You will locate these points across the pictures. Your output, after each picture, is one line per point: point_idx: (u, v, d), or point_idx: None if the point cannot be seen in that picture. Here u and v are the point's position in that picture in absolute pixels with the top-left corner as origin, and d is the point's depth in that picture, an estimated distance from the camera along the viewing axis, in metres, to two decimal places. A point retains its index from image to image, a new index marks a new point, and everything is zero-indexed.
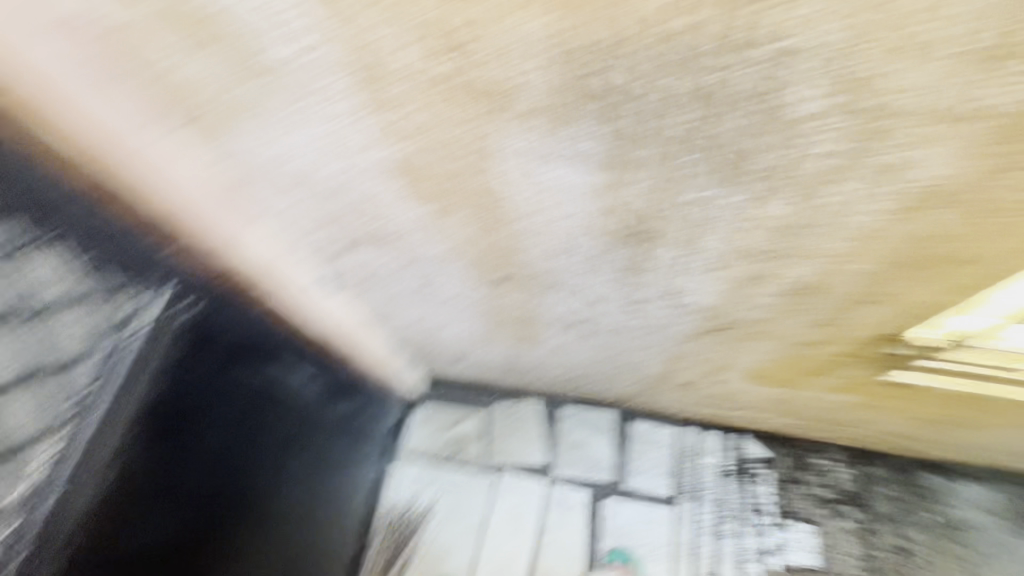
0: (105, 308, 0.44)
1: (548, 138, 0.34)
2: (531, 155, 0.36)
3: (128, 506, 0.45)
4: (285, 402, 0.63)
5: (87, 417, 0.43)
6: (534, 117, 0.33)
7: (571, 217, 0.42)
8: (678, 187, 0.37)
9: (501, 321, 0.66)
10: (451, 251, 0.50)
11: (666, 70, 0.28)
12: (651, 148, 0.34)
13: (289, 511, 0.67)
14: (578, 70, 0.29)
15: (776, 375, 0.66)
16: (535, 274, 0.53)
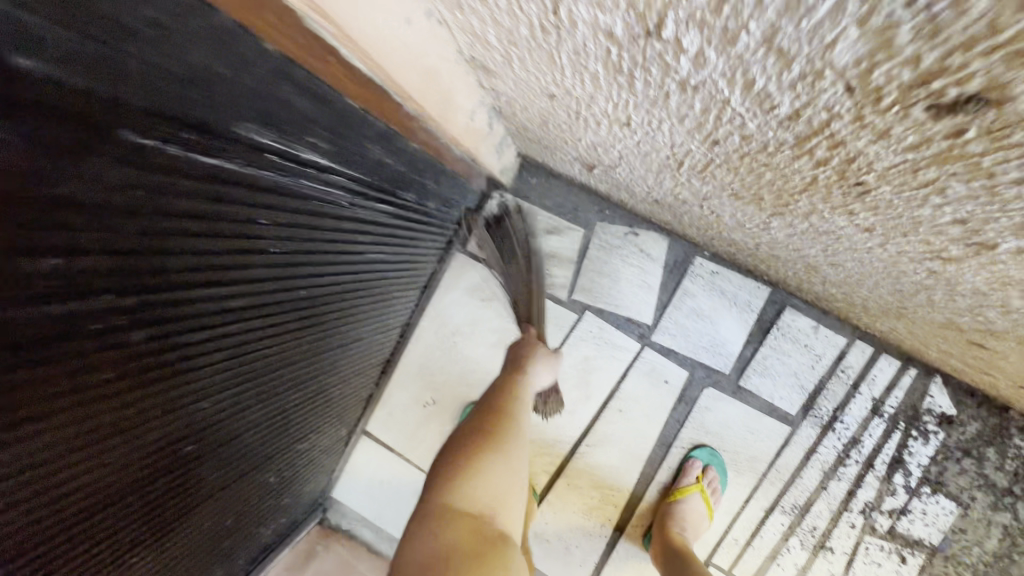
0: (339, 262, 0.73)
1: (715, 143, 0.47)
2: (707, 128, 0.45)
3: (266, 343, 0.66)
4: (361, 223, 0.73)
5: (307, 266, 0.65)
6: (708, 104, 0.40)
7: (687, 129, 0.47)
8: (826, 184, 0.43)
9: (698, 164, 0.57)
10: (641, 77, 0.41)
11: (822, 188, 0.45)
12: (795, 178, 0.45)
13: (333, 341, 0.88)
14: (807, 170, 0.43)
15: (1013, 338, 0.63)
16: (773, 164, 0.46)
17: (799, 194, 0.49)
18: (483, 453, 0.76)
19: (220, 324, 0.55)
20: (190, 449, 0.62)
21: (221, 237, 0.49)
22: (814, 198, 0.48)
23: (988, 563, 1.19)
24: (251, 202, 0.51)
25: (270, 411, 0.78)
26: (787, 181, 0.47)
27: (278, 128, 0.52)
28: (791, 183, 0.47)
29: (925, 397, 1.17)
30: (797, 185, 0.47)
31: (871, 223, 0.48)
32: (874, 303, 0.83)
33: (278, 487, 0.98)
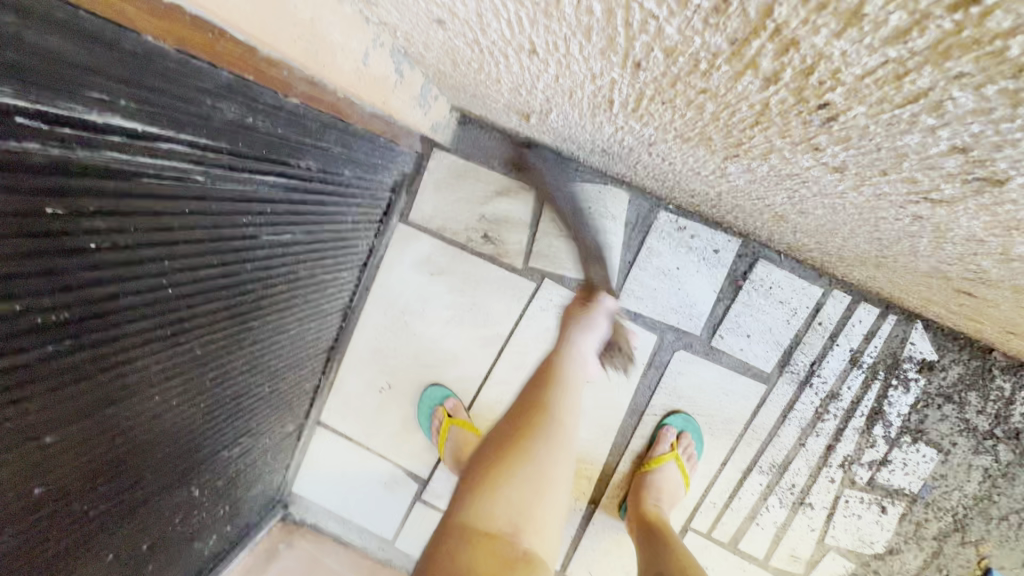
0: (226, 245, 0.60)
1: (635, 64, 0.36)
2: (620, 42, 0.33)
3: (138, 348, 0.54)
4: (249, 197, 0.61)
5: (174, 254, 0.53)
6: (608, 1, 0.28)
7: (598, 47, 0.35)
8: (777, 105, 0.32)
9: (625, 99, 0.46)
10: None
11: (770, 114, 0.34)
12: (738, 103, 0.34)
13: (244, 332, 0.75)
14: (748, 93, 0.32)
15: (996, 286, 0.55)
16: (707, 89, 0.34)
17: (749, 125, 0.38)
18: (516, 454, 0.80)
19: (39, 344, 0.42)
20: (48, 489, 0.51)
21: (2, 238, 0.35)
22: (764, 129, 0.37)
23: (968, 507, 1.16)
24: (35, 187, 0.36)
25: (168, 418, 0.66)
26: (731, 109, 0.36)
27: (65, 90, 0.36)
28: (736, 112, 0.36)
29: (906, 344, 1.11)
30: (741, 112, 0.36)
31: (836, 160, 0.37)
32: (850, 252, 0.73)
33: (210, 498, 0.89)
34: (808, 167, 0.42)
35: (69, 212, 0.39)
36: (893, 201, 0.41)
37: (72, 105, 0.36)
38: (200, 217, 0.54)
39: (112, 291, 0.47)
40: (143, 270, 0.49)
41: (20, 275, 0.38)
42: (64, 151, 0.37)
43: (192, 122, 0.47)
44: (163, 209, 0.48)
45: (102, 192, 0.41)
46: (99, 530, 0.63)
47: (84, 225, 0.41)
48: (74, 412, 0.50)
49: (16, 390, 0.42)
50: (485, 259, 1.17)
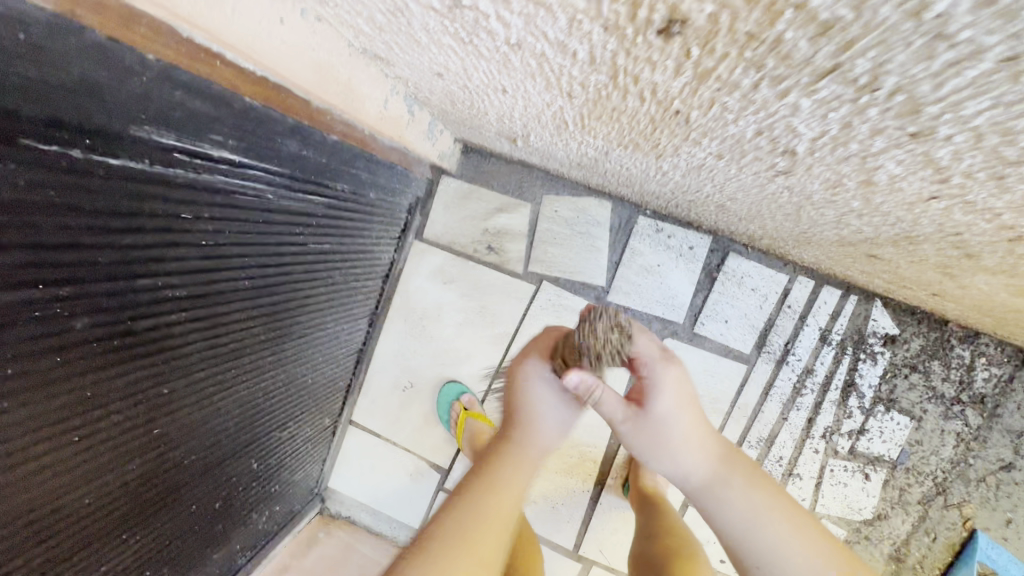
0: (281, 248, 0.79)
1: (566, 95, 0.54)
2: (552, 82, 0.51)
3: (219, 325, 0.72)
4: (301, 211, 0.80)
5: (249, 252, 0.71)
6: (535, 60, 0.46)
7: (540, 86, 0.54)
8: (653, 115, 0.49)
9: (572, 119, 0.64)
10: (482, 45, 0.47)
11: (654, 121, 0.51)
12: (634, 115, 0.52)
13: (291, 325, 0.92)
14: (634, 108, 0.50)
15: (881, 245, 0.70)
16: (613, 108, 0.52)
17: (649, 129, 0.55)
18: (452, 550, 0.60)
19: (163, 311, 0.60)
20: (156, 434, 0.67)
21: (155, 233, 0.54)
22: (658, 131, 0.55)
23: (947, 470, 1.26)
24: (176, 198, 0.55)
25: (234, 392, 0.83)
26: (633, 120, 0.54)
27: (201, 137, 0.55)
28: (637, 121, 0.54)
29: (868, 320, 1.24)
30: (639, 121, 0.53)
31: (709, 149, 0.54)
32: (785, 232, 0.89)
33: (263, 475, 1.04)
34: (701, 156, 0.59)
35: (192, 214, 0.58)
36: (762, 177, 0.58)
37: (203, 146, 0.56)
38: (267, 224, 0.72)
39: (210, 276, 0.65)
40: (229, 263, 0.68)
41: (163, 258, 0.56)
42: (194, 174, 0.56)
43: (269, 155, 0.66)
44: (245, 217, 0.67)
45: (212, 203, 0.60)
46: (188, 480, 0.80)
47: (198, 225, 0.59)
48: (180, 370, 0.67)
49: (151, 345, 0.60)
50: (490, 267, 1.35)
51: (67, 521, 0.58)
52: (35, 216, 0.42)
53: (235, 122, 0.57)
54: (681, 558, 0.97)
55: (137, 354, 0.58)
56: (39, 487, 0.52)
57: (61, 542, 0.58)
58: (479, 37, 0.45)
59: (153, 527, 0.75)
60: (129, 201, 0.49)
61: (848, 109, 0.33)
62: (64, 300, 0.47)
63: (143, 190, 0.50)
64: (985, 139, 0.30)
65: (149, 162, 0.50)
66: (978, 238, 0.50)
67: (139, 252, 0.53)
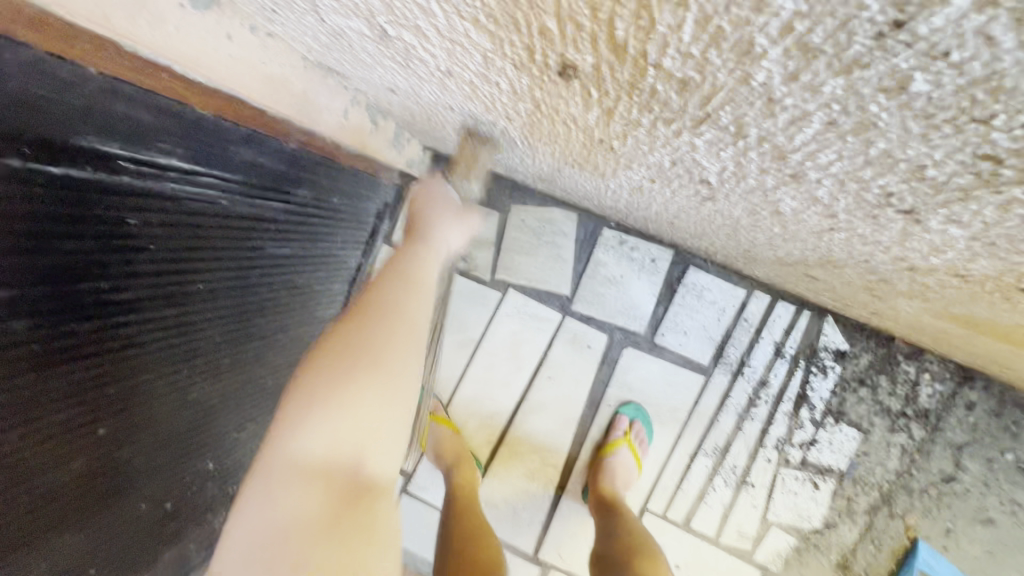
0: (238, 253, 0.80)
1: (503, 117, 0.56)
2: (488, 106, 0.53)
3: (173, 326, 0.73)
4: (259, 216, 0.81)
5: (203, 256, 0.72)
6: (469, 87, 0.48)
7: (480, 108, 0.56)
8: (583, 140, 0.52)
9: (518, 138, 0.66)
10: (420, 70, 0.50)
11: (585, 145, 0.54)
12: (566, 138, 0.54)
13: (251, 326, 0.93)
14: (564, 134, 0.52)
15: (813, 268, 0.74)
16: (547, 132, 0.55)
17: (585, 153, 0.58)
18: (334, 360, 0.68)
19: (109, 314, 0.61)
20: (102, 435, 0.68)
21: (100, 237, 0.55)
22: (593, 155, 0.57)
23: (892, 481, 1.31)
24: (121, 203, 0.55)
25: (190, 390, 0.84)
26: (568, 144, 0.57)
27: (149, 145, 0.56)
28: (572, 145, 0.56)
29: (820, 335, 1.28)
30: (572, 144, 0.56)
31: (640, 174, 0.57)
32: (732, 250, 0.93)
33: (220, 474, 1.05)
34: (636, 179, 0.62)
35: (139, 218, 0.59)
36: (693, 200, 0.61)
37: (151, 155, 0.57)
38: (222, 229, 0.74)
39: (160, 279, 0.66)
40: (181, 266, 0.69)
41: (109, 262, 0.57)
42: (142, 181, 0.57)
43: (222, 163, 0.67)
44: (198, 223, 0.68)
45: (162, 208, 0.61)
46: (139, 479, 0.80)
47: (147, 229, 0.61)
48: (131, 369, 0.68)
49: (100, 346, 0.61)
50: (458, 273, 1.37)
51: (7, 522, 0.58)
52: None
53: (178, 133, 0.59)
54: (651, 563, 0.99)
55: (82, 355, 0.59)
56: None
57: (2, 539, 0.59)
58: (414, 64, 0.48)
59: (104, 525, 0.76)
60: (71, 207, 0.50)
61: (735, 150, 0.36)
62: (3, 305, 0.48)
63: (83, 196, 0.51)
64: (849, 185, 0.33)
65: (95, 171, 0.51)
66: (884, 266, 0.54)
67: (84, 256, 0.54)
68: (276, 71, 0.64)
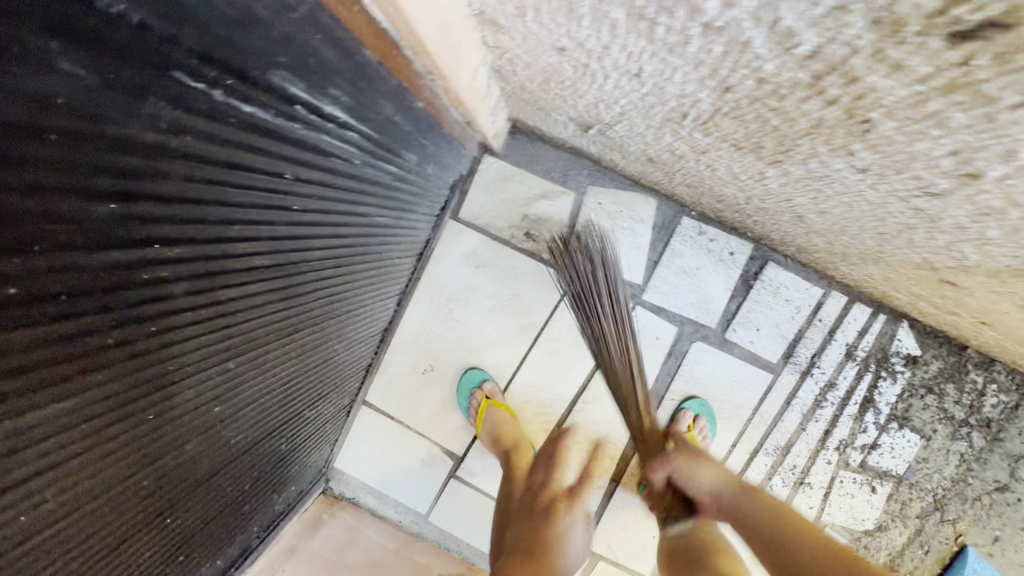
0: (351, 218, 0.73)
1: (722, 87, 0.50)
2: (717, 72, 0.48)
3: (291, 300, 0.67)
4: (372, 178, 0.74)
5: (323, 217, 0.66)
6: (725, 49, 0.43)
7: (696, 75, 0.50)
8: (828, 119, 0.46)
9: (696, 113, 0.60)
10: (666, 25, 0.43)
11: (818, 124, 0.49)
12: (797, 116, 0.49)
13: (342, 301, 0.87)
14: (807, 109, 0.47)
15: (971, 275, 0.71)
16: (774, 106, 0.49)
17: (798, 134, 0.53)
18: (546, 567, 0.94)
19: (232, 272, 0.54)
20: (209, 415, 0.61)
21: (237, 179, 0.51)
22: (809, 136, 0.52)
23: (947, 488, 1.31)
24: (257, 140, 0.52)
25: (287, 368, 0.78)
26: (787, 122, 0.51)
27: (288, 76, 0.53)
28: (792, 124, 0.51)
29: (893, 340, 1.26)
30: (792, 123, 0.51)
31: (859, 161, 0.52)
32: (853, 249, 0.89)
33: (289, 454, 0.99)
34: (836, 167, 0.57)
35: (257, 157, 0.53)
36: (897, 195, 0.56)
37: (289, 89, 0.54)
38: (341, 187, 0.68)
39: (287, 243, 0.60)
40: (305, 228, 0.63)
41: (246, 212, 0.53)
42: (275, 118, 0.53)
43: (346, 103, 0.61)
44: (322, 176, 0.63)
45: (293, 154, 0.57)
46: (234, 458, 0.75)
47: (278, 175, 0.56)
48: (249, 347, 0.62)
49: (231, 311, 0.56)
50: (526, 255, 1.31)
51: (126, 500, 0.54)
52: (85, 106, 0.37)
53: (302, 58, 0.52)
54: (818, 534, 0.83)
55: (214, 317, 0.54)
56: (83, 467, 0.46)
57: (121, 519, 0.54)
58: (672, 17, 0.41)
59: (199, 507, 0.71)
60: (216, 134, 0.48)
61: None
62: (151, 239, 0.44)
63: (201, 115, 0.46)
64: None
65: (237, 96, 0.49)
66: None
67: (225, 198, 0.50)
68: (447, 21, 0.56)
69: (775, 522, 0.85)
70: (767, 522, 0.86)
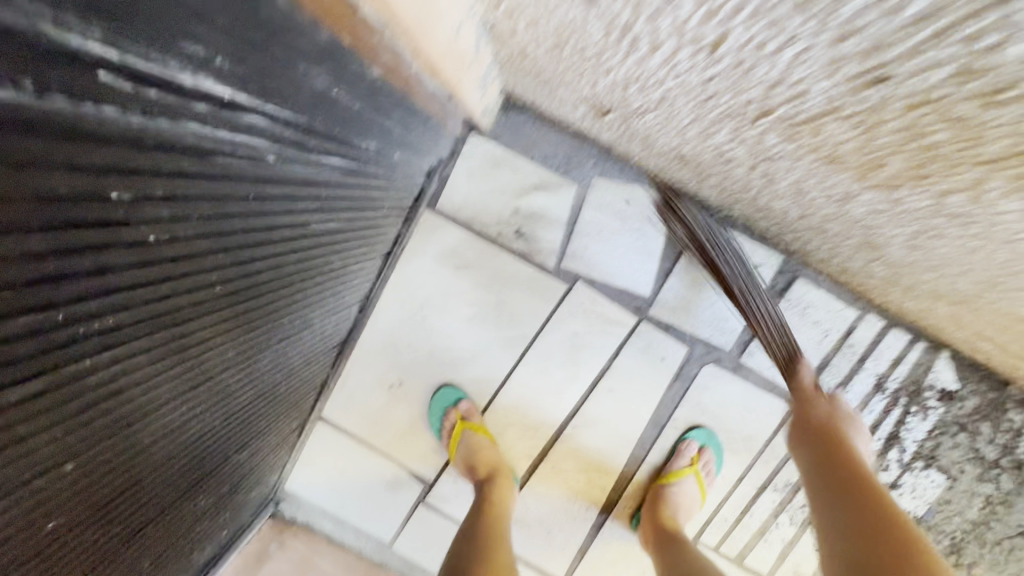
0: (280, 235, 0.53)
1: (866, 73, 0.31)
2: (875, 45, 0.28)
3: (181, 354, 0.47)
4: (315, 180, 0.53)
5: (235, 244, 0.46)
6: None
7: (826, 49, 0.30)
8: None
9: (787, 110, 0.40)
10: None
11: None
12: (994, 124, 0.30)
13: (278, 332, 0.67)
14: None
15: None
16: (953, 107, 0.30)
17: (964, 153, 0.34)
18: None
19: (63, 355, 0.34)
20: (59, 522, 0.44)
21: (83, 228, 0.30)
22: (985, 158, 0.33)
23: (966, 531, 1.18)
24: (135, 160, 0.31)
25: (192, 428, 0.59)
26: (958, 132, 0.32)
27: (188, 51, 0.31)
28: (965, 137, 0.32)
29: (929, 372, 1.11)
30: (966, 137, 0.32)
31: None
32: (927, 285, 0.71)
33: (214, 503, 0.81)
34: (997, 204, 0.38)
35: (138, 202, 0.33)
36: None
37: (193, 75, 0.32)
38: (267, 201, 0.47)
39: (169, 291, 0.40)
40: (203, 264, 0.43)
41: (97, 267, 0.32)
42: (167, 123, 0.32)
43: (281, 91, 0.40)
44: (239, 192, 0.42)
45: (196, 168, 0.36)
46: (114, 545, 0.57)
47: (165, 203, 0.35)
48: (110, 430, 0.43)
49: (68, 402, 0.37)
50: (516, 256, 1.10)
51: None
52: None
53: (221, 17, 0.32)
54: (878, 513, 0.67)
55: (37, 420, 0.35)
56: None
57: None
58: None
59: None
60: (52, 162, 0.26)
61: None
62: None
63: (41, 162, 0.25)
64: None
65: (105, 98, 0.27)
66: None
67: (54, 261, 0.29)
68: None
69: (876, 492, 0.70)
70: (861, 488, 0.71)
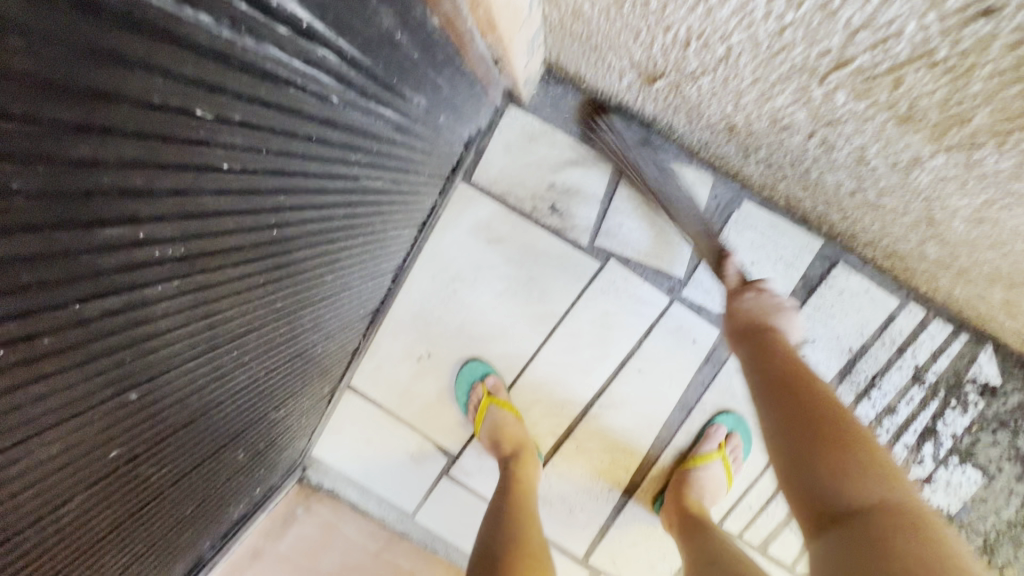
0: (334, 185, 0.54)
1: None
2: None
3: (236, 297, 0.48)
4: (368, 133, 0.55)
5: (291, 185, 0.47)
6: None
7: None
8: None
9: (869, 50, 0.40)
10: None
11: None
12: None
13: (319, 290, 0.67)
14: None
15: None
16: None
17: None
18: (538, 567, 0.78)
19: (127, 275, 0.35)
20: (122, 453, 0.45)
21: (149, 135, 0.31)
22: None
23: (1001, 532, 1.15)
24: (200, 67, 0.33)
25: (238, 380, 0.59)
26: None
27: None
28: None
29: (971, 365, 1.08)
30: None
31: None
32: (983, 266, 0.69)
33: (249, 460, 0.83)
34: None
35: (213, 121, 0.35)
36: None
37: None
38: (325, 143, 0.48)
39: (227, 226, 0.41)
40: (260, 200, 0.44)
41: (160, 183, 0.34)
42: (233, 35, 0.33)
43: (351, 25, 0.43)
44: (298, 127, 0.44)
45: (258, 89, 0.38)
46: (165, 490, 0.58)
47: (229, 125, 0.37)
48: (167, 366, 0.44)
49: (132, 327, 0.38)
50: (549, 232, 1.09)
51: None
52: None
53: None
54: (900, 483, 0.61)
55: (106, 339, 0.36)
56: None
57: None
58: None
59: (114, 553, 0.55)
60: (127, 57, 0.28)
61: None
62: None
63: (141, 64, 0.29)
64: None
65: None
66: None
67: (124, 167, 0.31)
68: None
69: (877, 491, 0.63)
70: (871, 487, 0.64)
